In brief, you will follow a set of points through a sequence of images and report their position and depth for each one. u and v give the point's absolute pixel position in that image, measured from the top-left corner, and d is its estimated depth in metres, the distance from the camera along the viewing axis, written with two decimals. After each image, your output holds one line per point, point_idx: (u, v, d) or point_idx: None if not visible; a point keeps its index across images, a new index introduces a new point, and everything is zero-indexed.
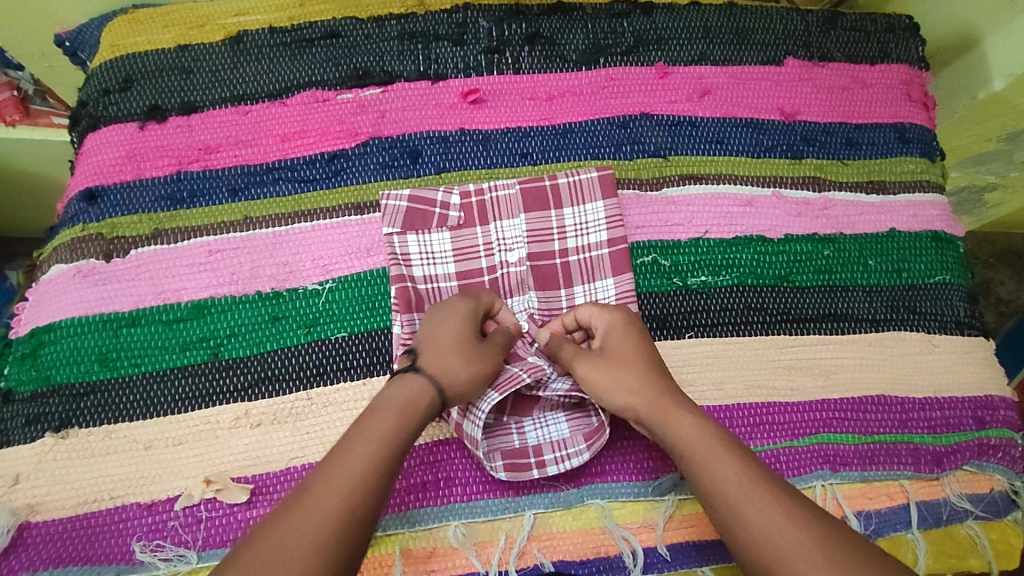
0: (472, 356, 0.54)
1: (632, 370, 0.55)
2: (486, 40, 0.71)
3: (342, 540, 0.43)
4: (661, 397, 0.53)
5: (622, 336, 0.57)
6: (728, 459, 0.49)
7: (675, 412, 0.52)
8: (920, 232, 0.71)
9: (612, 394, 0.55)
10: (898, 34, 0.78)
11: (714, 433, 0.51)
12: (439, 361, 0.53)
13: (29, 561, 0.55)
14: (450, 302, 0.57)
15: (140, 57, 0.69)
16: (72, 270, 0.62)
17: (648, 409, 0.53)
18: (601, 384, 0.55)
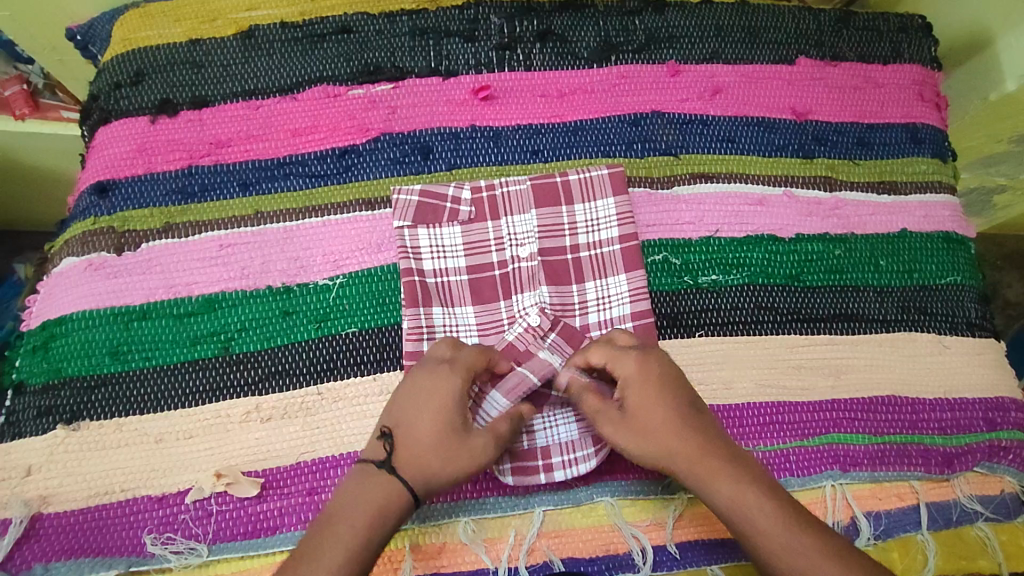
0: (457, 454, 0.51)
1: (666, 432, 0.53)
2: (497, 36, 0.71)
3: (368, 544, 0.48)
4: (698, 462, 0.52)
5: (648, 388, 0.54)
6: (764, 514, 0.50)
7: (716, 474, 0.52)
8: (931, 232, 0.71)
9: (649, 457, 0.53)
10: (911, 34, 0.77)
11: (750, 486, 0.51)
12: (417, 462, 0.51)
13: (41, 552, 0.55)
14: (431, 388, 0.53)
15: (152, 51, 0.69)
16: (84, 262, 0.62)
17: (688, 474, 0.52)
18: (639, 451, 0.53)
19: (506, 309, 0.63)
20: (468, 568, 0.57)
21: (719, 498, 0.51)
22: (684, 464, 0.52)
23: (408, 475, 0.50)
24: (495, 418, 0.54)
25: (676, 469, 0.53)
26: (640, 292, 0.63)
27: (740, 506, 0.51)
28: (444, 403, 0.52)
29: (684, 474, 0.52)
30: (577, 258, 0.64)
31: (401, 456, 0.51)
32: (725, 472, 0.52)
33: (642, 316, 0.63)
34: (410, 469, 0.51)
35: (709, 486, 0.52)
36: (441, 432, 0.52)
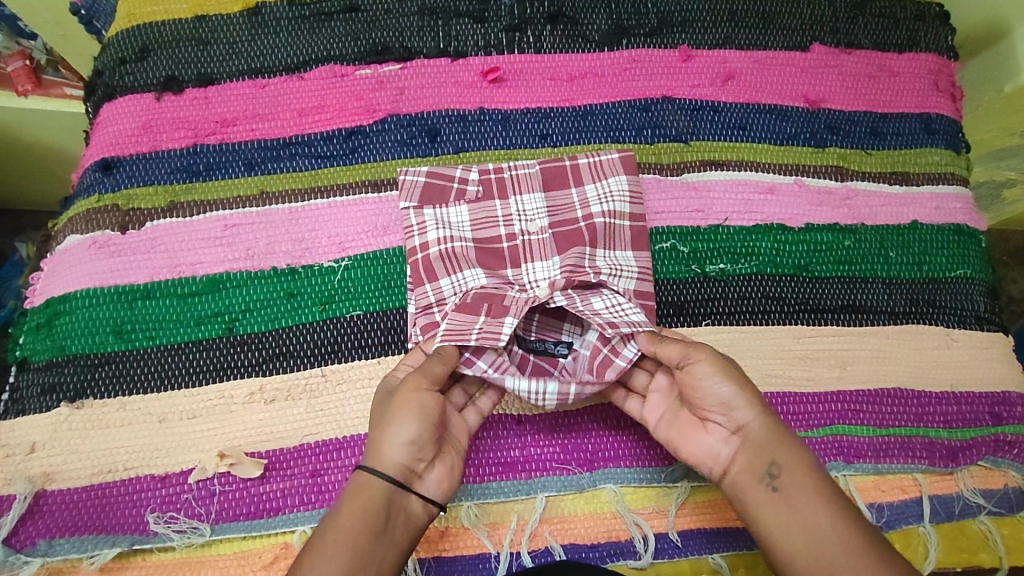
0: (395, 406, 0.51)
1: (752, 384, 0.54)
2: (507, 18, 0.70)
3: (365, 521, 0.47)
4: (777, 424, 0.52)
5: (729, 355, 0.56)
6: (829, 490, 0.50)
7: (791, 440, 0.52)
8: (942, 224, 0.70)
9: (734, 399, 0.52)
10: (929, 22, 0.76)
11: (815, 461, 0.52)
12: (375, 439, 0.51)
13: (44, 528, 0.55)
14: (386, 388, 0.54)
15: (157, 27, 0.68)
16: (88, 240, 0.62)
17: (765, 427, 0.52)
18: (726, 388, 0.52)
19: (514, 278, 0.62)
20: (470, 552, 0.57)
21: (791, 462, 0.50)
22: (766, 418, 0.52)
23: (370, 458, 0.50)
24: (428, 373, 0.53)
25: (756, 421, 0.52)
26: (646, 274, 0.62)
27: (807, 475, 0.50)
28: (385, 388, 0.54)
29: (762, 428, 0.52)
30: (591, 225, 0.63)
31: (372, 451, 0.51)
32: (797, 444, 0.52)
33: (644, 298, 0.61)
34: (374, 449, 0.50)
35: (783, 446, 0.51)
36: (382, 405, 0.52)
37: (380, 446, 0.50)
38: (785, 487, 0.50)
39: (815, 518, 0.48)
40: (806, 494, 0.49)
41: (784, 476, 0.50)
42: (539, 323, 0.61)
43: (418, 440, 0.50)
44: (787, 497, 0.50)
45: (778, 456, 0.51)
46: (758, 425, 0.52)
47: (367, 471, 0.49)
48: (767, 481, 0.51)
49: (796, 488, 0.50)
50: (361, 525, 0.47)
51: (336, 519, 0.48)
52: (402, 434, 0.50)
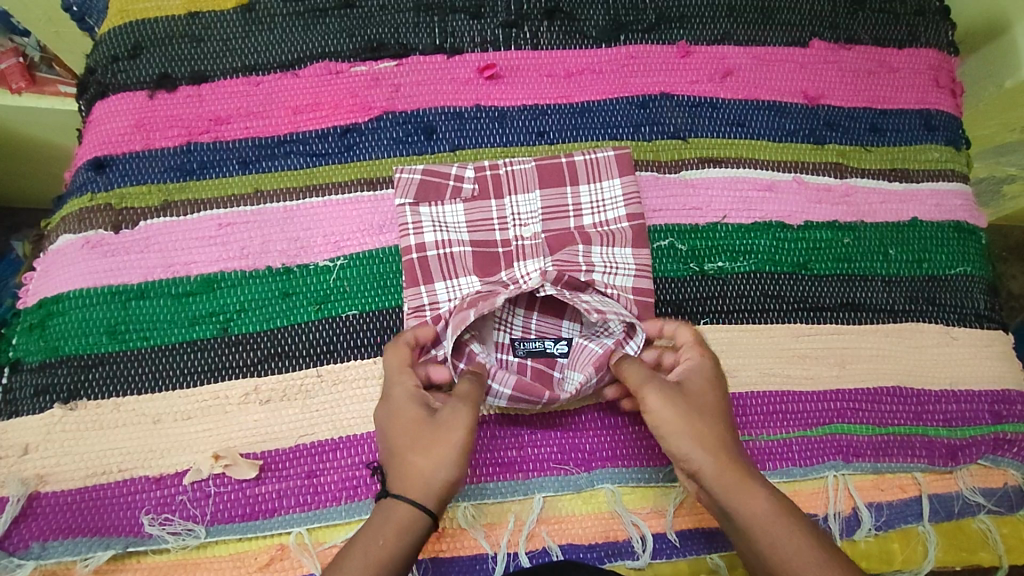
0: (434, 437, 0.50)
1: (707, 427, 0.52)
2: (504, 13, 0.69)
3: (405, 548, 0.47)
4: (728, 464, 0.51)
5: (697, 381, 0.55)
6: (788, 532, 0.48)
7: (743, 478, 0.50)
8: (942, 221, 0.70)
9: (686, 450, 0.51)
10: (929, 17, 0.75)
11: (777, 500, 0.50)
12: (406, 465, 0.49)
13: (39, 530, 0.54)
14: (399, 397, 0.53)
15: (150, 24, 0.67)
16: (81, 240, 0.61)
17: (717, 475, 0.50)
18: (676, 437, 0.52)
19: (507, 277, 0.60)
20: (468, 553, 0.57)
21: (746, 506, 0.50)
22: (717, 461, 0.51)
23: (404, 487, 0.49)
24: (466, 393, 0.52)
25: (710, 468, 0.51)
26: (646, 269, 0.62)
27: (764, 519, 0.49)
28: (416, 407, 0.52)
29: (714, 474, 0.51)
30: (585, 233, 0.63)
31: (404, 472, 0.49)
32: (756, 482, 0.51)
33: (643, 295, 0.61)
34: (406, 480, 0.49)
35: (736, 492, 0.50)
36: (417, 428, 0.51)
37: (422, 480, 0.49)
38: (743, 530, 0.50)
39: (777, 561, 0.48)
40: (767, 536, 0.48)
41: (740, 520, 0.50)
42: (538, 323, 0.61)
43: (457, 480, 0.50)
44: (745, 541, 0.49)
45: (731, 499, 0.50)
46: (711, 473, 0.51)
47: (405, 501, 0.48)
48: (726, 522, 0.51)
49: (754, 532, 0.49)
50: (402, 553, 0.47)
51: (367, 551, 0.47)
52: (444, 473, 0.49)
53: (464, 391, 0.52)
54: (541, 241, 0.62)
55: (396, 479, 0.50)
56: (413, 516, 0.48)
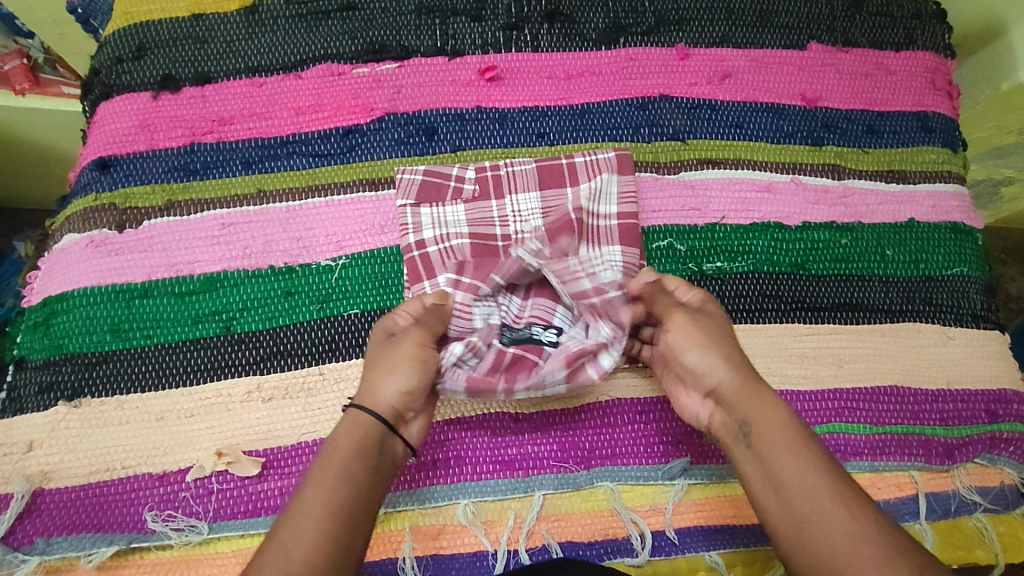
0: (391, 354, 0.54)
1: (727, 346, 0.54)
2: (504, 16, 0.70)
3: (363, 458, 0.49)
4: (750, 381, 0.53)
5: (718, 316, 0.57)
6: (801, 445, 0.49)
7: (761, 393, 0.52)
8: (939, 222, 0.71)
9: (708, 365, 0.54)
10: (925, 20, 0.76)
11: (793, 419, 0.51)
12: (367, 380, 0.53)
13: (43, 527, 0.55)
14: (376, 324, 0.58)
15: (153, 26, 0.68)
16: (85, 238, 0.62)
17: (736, 389, 0.52)
18: (698, 352, 0.54)
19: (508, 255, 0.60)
20: (468, 550, 0.57)
21: (763, 418, 0.51)
22: (738, 377, 0.53)
23: (360, 400, 0.52)
24: (427, 318, 0.56)
25: (728, 384, 0.53)
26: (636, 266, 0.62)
27: (779, 431, 0.50)
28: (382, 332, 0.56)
29: (733, 389, 0.53)
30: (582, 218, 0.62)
31: (363, 388, 0.53)
32: (773, 403, 0.52)
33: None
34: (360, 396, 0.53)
35: (752, 406, 0.51)
36: (379, 350, 0.55)
37: (373, 391, 0.52)
38: (757, 442, 0.50)
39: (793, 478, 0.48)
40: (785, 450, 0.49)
41: (754, 431, 0.51)
42: (532, 308, 0.61)
43: (412, 390, 0.53)
44: (756, 452, 0.50)
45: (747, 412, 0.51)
46: (731, 388, 0.53)
47: (357, 412, 0.51)
48: (740, 437, 0.52)
49: (771, 444, 0.50)
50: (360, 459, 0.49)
51: (327, 459, 0.48)
52: (398, 382, 0.53)
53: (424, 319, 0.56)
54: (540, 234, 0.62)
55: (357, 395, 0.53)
56: (365, 424, 0.51)
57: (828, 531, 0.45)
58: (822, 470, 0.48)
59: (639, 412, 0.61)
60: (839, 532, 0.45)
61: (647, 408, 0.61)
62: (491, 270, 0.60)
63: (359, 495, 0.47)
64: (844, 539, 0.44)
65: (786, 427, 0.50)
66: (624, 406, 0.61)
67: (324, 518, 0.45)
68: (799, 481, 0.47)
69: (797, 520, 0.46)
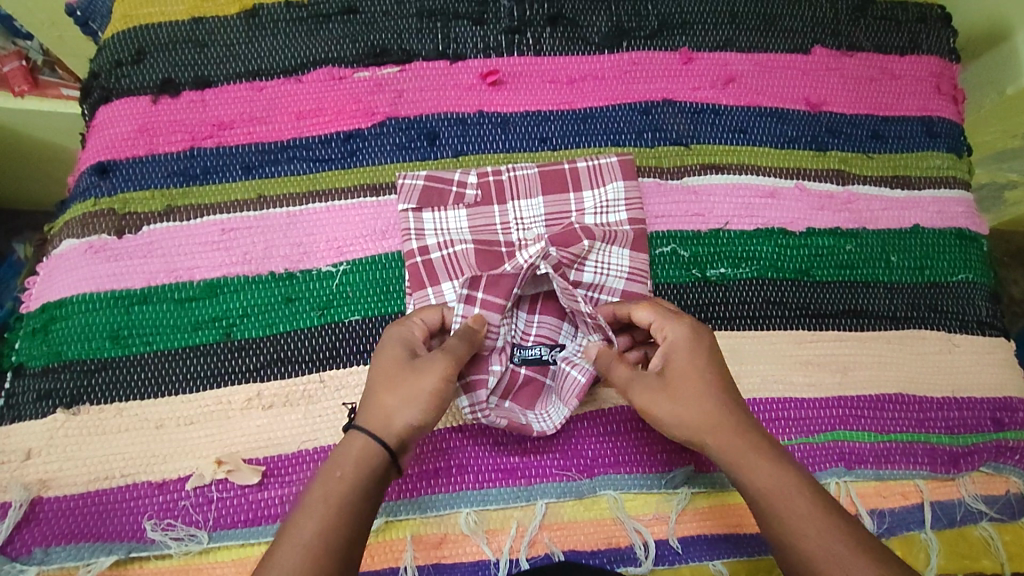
0: (411, 383, 0.51)
1: (702, 406, 0.52)
2: (506, 20, 0.70)
3: (361, 490, 0.48)
4: (735, 436, 0.51)
5: (681, 359, 0.54)
6: (789, 499, 0.49)
7: (747, 449, 0.51)
8: (944, 228, 0.70)
9: (691, 433, 0.52)
10: (931, 25, 0.75)
11: (782, 472, 0.50)
12: (378, 404, 0.51)
13: (42, 536, 0.55)
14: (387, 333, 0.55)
15: (154, 29, 0.67)
16: (84, 244, 0.61)
17: (721, 452, 0.51)
18: (676, 424, 0.52)
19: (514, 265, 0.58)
20: (470, 559, 0.56)
21: (750, 476, 0.50)
22: (720, 437, 0.51)
23: (365, 425, 0.51)
24: (452, 348, 0.53)
25: (713, 448, 0.52)
26: (640, 274, 0.62)
27: (767, 488, 0.50)
28: (398, 353, 0.53)
29: (719, 451, 0.51)
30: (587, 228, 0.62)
31: (367, 413, 0.51)
32: (761, 456, 0.51)
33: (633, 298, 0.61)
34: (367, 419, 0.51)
35: (740, 466, 0.51)
36: (397, 373, 0.52)
37: (384, 419, 0.51)
38: (750, 502, 0.51)
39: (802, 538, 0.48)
40: (787, 512, 0.49)
41: (746, 490, 0.51)
42: (538, 325, 0.61)
43: (422, 424, 0.51)
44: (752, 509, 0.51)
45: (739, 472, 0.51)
46: (715, 451, 0.52)
47: (362, 439, 0.50)
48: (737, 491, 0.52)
49: (770, 503, 0.49)
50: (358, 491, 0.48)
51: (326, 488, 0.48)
52: (409, 415, 0.51)
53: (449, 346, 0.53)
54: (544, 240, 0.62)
55: (362, 418, 0.52)
56: (366, 452, 0.50)
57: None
58: (813, 520, 0.48)
59: (643, 421, 0.60)
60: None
61: None
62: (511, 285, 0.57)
63: (353, 526, 0.47)
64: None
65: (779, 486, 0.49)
66: (627, 414, 0.60)
67: (313, 552, 0.45)
68: (803, 539, 0.48)
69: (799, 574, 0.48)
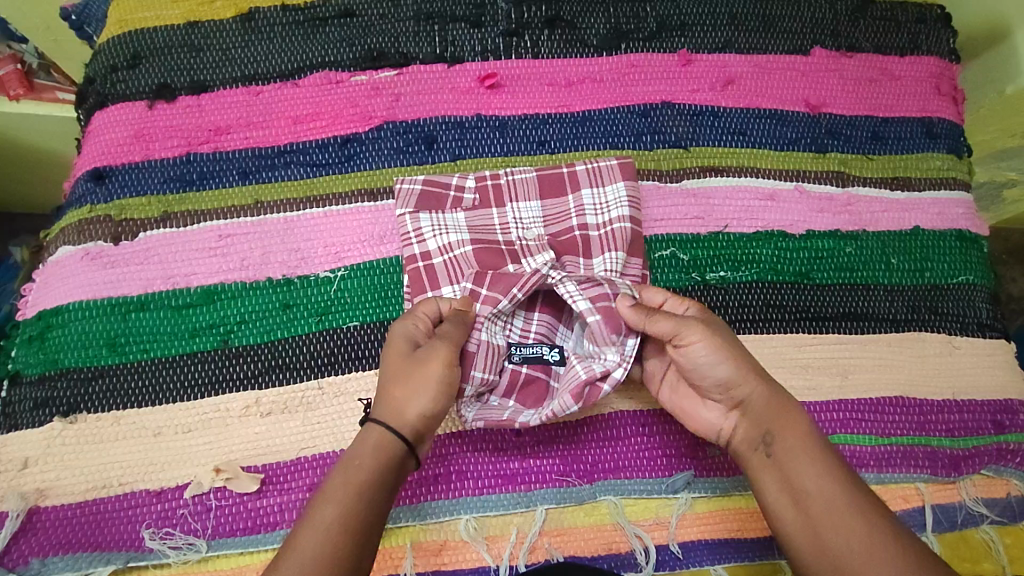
0: (417, 372, 0.52)
1: (747, 356, 0.54)
2: (504, 22, 0.69)
3: (381, 479, 0.49)
4: (775, 391, 0.53)
5: (717, 319, 0.55)
6: (823, 454, 0.51)
7: (782, 405, 0.52)
8: (944, 230, 0.70)
9: (732, 379, 0.52)
10: (930, 25, 0.75)
11: (813, 432, 0.52)
12: (390, 398, 0.51)
13: (39, 546, 0.54)
14: (392, 335, 0.54)
15: (149, 33, 0.67)
16: (80, 251, 0.61)
17: (764, 402, 0.52)
18: (725, 368, 0.52)
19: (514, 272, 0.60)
20: (470, 566, 0.56)
21: (787, 428, 0.52)
22: (764, 387, 0.53)
23: (383, 417, 0.51)
24: (451, 334, 0.53)
25: (757, 397, 0.53)
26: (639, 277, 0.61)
27: (801, 440, 0.51)
28: (404, 343, 0.53)
29: (761, 402, 0.52)
30: (586, 236, 0.62)
31: (382, 405, 0.52)
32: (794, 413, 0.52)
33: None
34: (381, 412, 0.51)
35: (779, 417, 0.52)
36: (403, 365, 0.52)
37: (399, 410, 0.51)
38: (782, 454, 0.51)
39: (824, 501, 0.49)
40: (813, 470, 0.50)
41: (780, 443, 0.51)
42: (538, 322, 0.60)
43: (435, 413, 0.52)
44: (778, 463, 0.51)
45: (773, 425, 0.52)
46: (760, 399, 0.52)
47: (378, 431, 0.50)
48: (762, 447, 0.52)
49: (797, 461, 0.50)
50: (376, 480, 0.49)
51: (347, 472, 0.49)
52: (422, 402, 0.51)
53: (449, 335, 0.53)
54: (543, 243, 0.62)
55: (376, 412, 0.52)
56: (386, 440, 0.50)
57: (847, 539, 0.47)
58: (840, 479, 0.50)
59: (643, 425, 0.60)
60: (853, 541, 0.47)
61: (649, 421, 0.60)
62: (511, 284, 0.57)
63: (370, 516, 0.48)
64: (859, 543, 0.47)
65: (812, 442, 0.51)
66: (626, 418, 0.60)
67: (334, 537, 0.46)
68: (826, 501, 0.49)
69: (818, 530, 0.48)
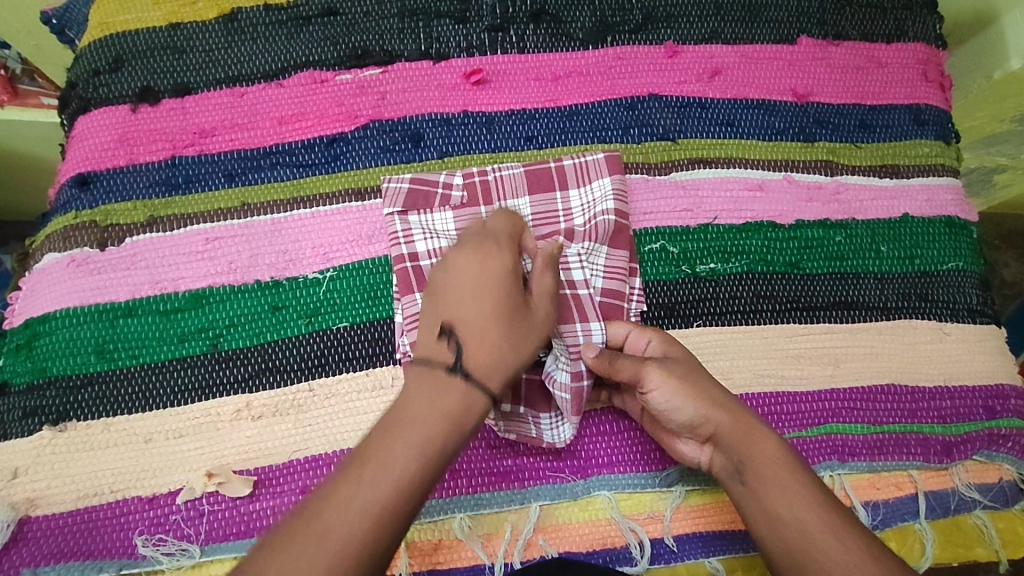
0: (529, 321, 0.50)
1: (710, 387, 0.53)
2: (489, 17, 0.69)
3: (453, 419, 0.45)
4: (740, 417, 0.53)
5: (679, 348, 0.56)
6: (797, 482, 0.50)
7: (749, 432, 0.52)
8: (933, 217, 0.70)
9: (694, 416, 0.53)
10: (916, 12, 0.75)
11: (785, 454, 0.51)
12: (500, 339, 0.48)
13: (30, 556, 0.54)
14: (487, 266, 0.50)
15: (129, 36, 0.66)
16: (66, 258, 0.61)
17: (731, 432, 0.52)
18: (686, 408, 0.53)
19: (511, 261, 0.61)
20: (465, 564, 0.56)
21: (758, 457, 0.51)
22: (729, 416, 0.52)
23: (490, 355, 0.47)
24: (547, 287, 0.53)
25: (722, 429, 0.52)
26: (618, 270, 0.61)
27: (772, 465, 0.51)
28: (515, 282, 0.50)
29: (726, 431, 0.52)
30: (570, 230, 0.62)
31: (490, 341, 0.47)
32: (765, 436, 0.52)
33: (610, 295, 0.60)
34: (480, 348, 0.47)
35: (750, 445, 0.52)
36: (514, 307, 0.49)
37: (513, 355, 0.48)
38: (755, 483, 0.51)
39: (801, 526, 0.48)
40: (789, 495, 0.49)
41: (753, 472, 0.51)
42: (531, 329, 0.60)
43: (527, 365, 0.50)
44: (754, 492, 0.51)
45: (745, 453, 0.52)
46: (725, 429, 0.52)
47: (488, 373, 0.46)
48: (737, 477, 0.52)
49: (767, 488, 0.50)
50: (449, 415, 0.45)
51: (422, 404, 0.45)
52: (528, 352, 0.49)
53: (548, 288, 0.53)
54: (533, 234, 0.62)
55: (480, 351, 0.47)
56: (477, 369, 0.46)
57: (827, 568, 0.46)
58: (812, 500, 0.49)
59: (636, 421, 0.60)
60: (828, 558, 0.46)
61: None
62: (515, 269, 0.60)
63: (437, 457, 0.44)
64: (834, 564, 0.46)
65: (784, 466, 0.51)
66: (619, 414, 0.60)
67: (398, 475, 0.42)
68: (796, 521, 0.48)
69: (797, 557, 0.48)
